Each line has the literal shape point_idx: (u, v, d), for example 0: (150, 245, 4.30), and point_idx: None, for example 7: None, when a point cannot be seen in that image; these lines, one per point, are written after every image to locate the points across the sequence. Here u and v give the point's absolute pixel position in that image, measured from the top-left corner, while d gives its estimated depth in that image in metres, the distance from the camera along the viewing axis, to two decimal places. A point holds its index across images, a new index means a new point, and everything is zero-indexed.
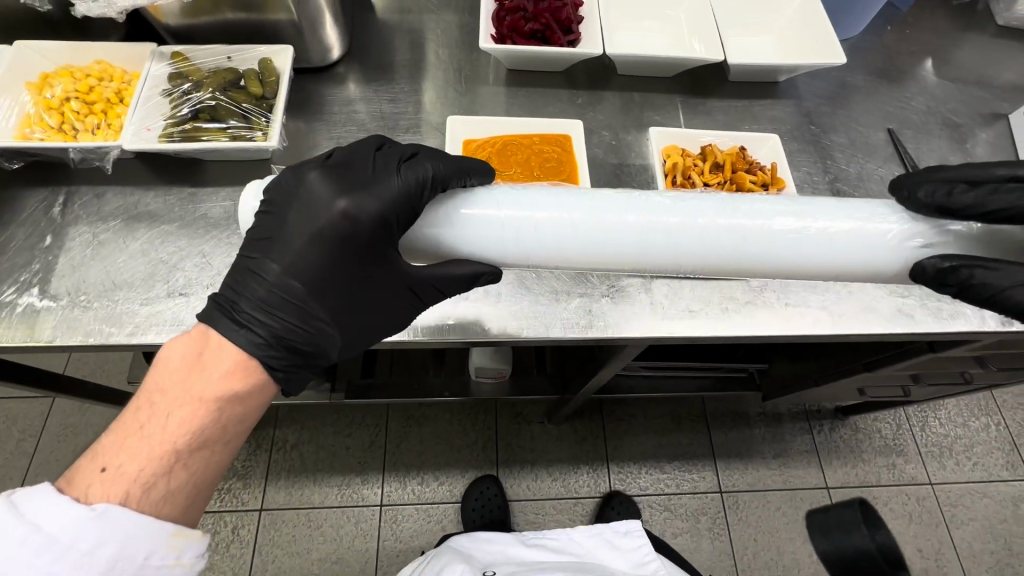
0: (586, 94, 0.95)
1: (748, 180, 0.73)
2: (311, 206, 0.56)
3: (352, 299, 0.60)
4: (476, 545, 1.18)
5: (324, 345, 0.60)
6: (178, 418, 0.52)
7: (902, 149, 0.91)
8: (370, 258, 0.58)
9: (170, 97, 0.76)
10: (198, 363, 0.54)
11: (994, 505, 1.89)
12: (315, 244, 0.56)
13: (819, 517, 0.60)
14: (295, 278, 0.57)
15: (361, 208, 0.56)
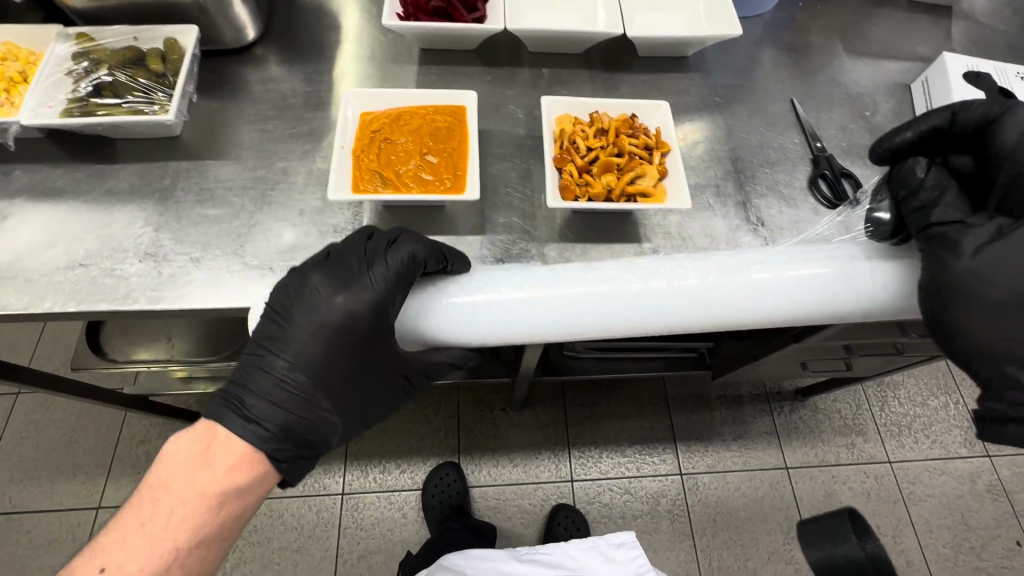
0: (500, 70, 0.97)
1: (629, 143, 0.76)
2: (313, 308, 0.64)
3: (350, 386, 0.67)
4: (472, 562, 1.12)
5: (325, 433, 0.66)
6: (183, 516, 0.59)
7: (802, 118, 0.94)
8: (366, 349, 0.66)
9: (72, 74, 0.78)
10: (204, 458, 0.61)
11: (951, 481, 1.81)
12: (317, 339, 0.64)
13: (809, 527, 0.56)
14: (302, 375, 0.64)
15: (357, 300, 0.64)
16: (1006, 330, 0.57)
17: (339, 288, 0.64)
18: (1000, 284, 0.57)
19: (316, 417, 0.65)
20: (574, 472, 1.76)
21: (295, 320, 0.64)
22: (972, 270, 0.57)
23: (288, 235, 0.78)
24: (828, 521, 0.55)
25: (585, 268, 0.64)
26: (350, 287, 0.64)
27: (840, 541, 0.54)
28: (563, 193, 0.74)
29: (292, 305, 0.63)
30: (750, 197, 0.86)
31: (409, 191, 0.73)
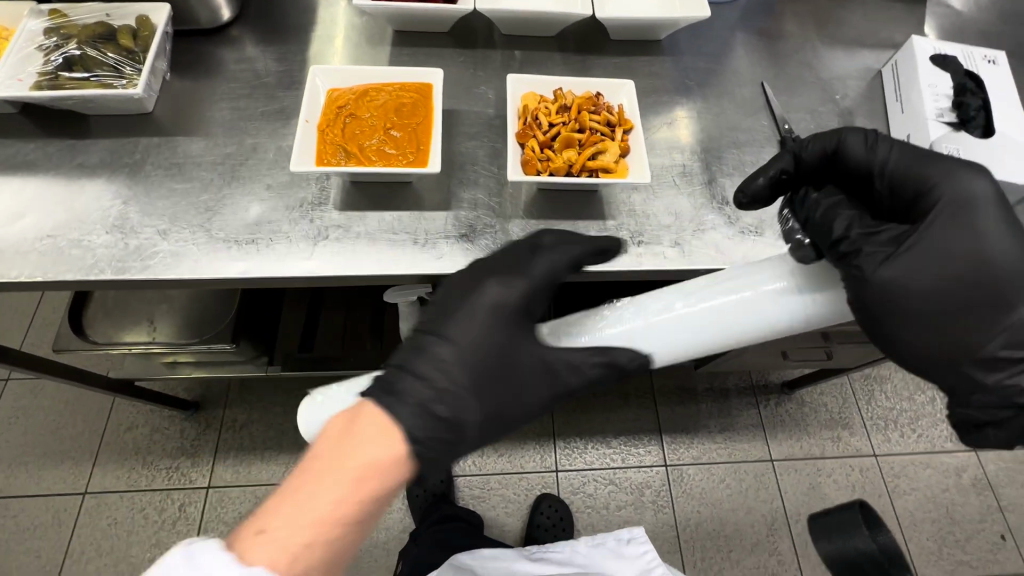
0: (474, 51, 0.98)
1: (590, 119, 0.77)
2: (474, 298, 0.59)
3: (497, 383, 0.58)
4: (484, 561, 1.14)
5: (466, 421, 0.56)
6: (337, 494, 0.49)
7: (771, 101, 0.95)
8: (522, 338, 0.59)
9: (43, 48, 0.79)
10: (349, 432, 0.51)
11: (937, 475, 1.73)
12: (480, 322, 0.58)
13: (820, 520, 0.60)
14: (455, 364, 0.56)
15: (509, 286, 0.59)
16: (944, 333, 0.54)
17: (494, 274, 0.60)
18: (923, 290, 0.54)
19: (457, 400, 0.55)
20: (558, 462, 1.69)
21: (451, 308, 0.59)
22: (892, 281, 0.53)
23: (255, 209, 0.79)
24: (839, 514, 0.59)
25: (683, 284, 0.58)
26: (504, 273, 0.60)
27: (852, 532, 0.58)
28: (524, 167, 0.75)
29: (453, 290, 0.60)
30: (716, 176, 0.87)
31: (373, 164, 0.75)
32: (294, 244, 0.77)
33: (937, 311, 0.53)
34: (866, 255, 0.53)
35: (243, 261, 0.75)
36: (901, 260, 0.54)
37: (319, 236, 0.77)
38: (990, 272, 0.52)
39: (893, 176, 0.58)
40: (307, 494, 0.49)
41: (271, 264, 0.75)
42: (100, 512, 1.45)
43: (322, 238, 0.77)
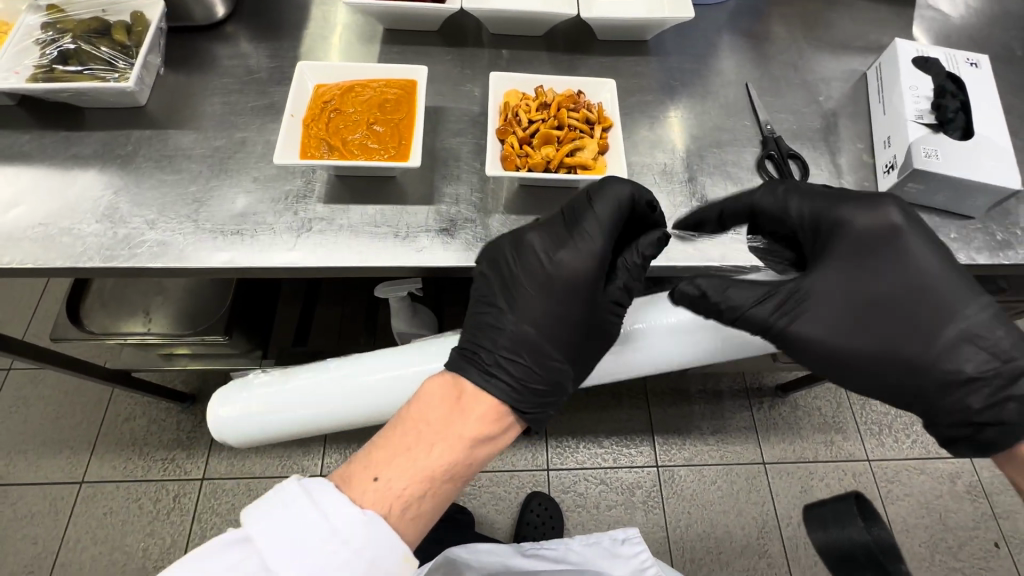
0: (463, 50, 0.99)
1: (569, 116, 0.79)
2: (548, 269, 0.65)
3: (583, 346, 0.65)
4: (477, 557, 1.12)
5: (561, 381, 0.64)
6: (441, 450, 0.56)
7: (754, 101, 0.96)
8: (597, 299, 0.65)
9: (39, 42, 0.81)
10: (457, 402, 0.59)
11: (931, 482, 1.72)
12: (556, 292, 0.65)
13: (816, 511, 0.62)
14: (543, 336, 0.64)
15: (570, 253, 0.65)
16: (890, 371, 0.63)
17: (555, 244, 0.66)
18: (858, 337, 0.63)
19: (547, 366, 0.64)
20: (550, 461, 1.69)
21: (523, 285, 0.66)
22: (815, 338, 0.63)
23: (241, 201, 0.81)
24: (833, 504, 0.61)
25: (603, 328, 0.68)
26: (570, 238, 0.66)
27: (844, 522, 0.60)
28: (504, 163, 0.76)
29: (518, 265, 0.67)
30: (696, 175, 0.88)
31: (355, 158, 0.76)
32: (278, 235, 0.78)
33: (882, 354, 0.63)
34: (794, 318, 0.63)
35: (229, 251, 0.77)
36: (832, 317, 0.63)
37: (303, 228, 0.79)
38: (908, 316, 0.62)
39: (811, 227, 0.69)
40: (421, 451, 0.56)
41: (255, 255, 0.77)
42: (97, 501, 1.47)
43: (305, 230, 0.79)
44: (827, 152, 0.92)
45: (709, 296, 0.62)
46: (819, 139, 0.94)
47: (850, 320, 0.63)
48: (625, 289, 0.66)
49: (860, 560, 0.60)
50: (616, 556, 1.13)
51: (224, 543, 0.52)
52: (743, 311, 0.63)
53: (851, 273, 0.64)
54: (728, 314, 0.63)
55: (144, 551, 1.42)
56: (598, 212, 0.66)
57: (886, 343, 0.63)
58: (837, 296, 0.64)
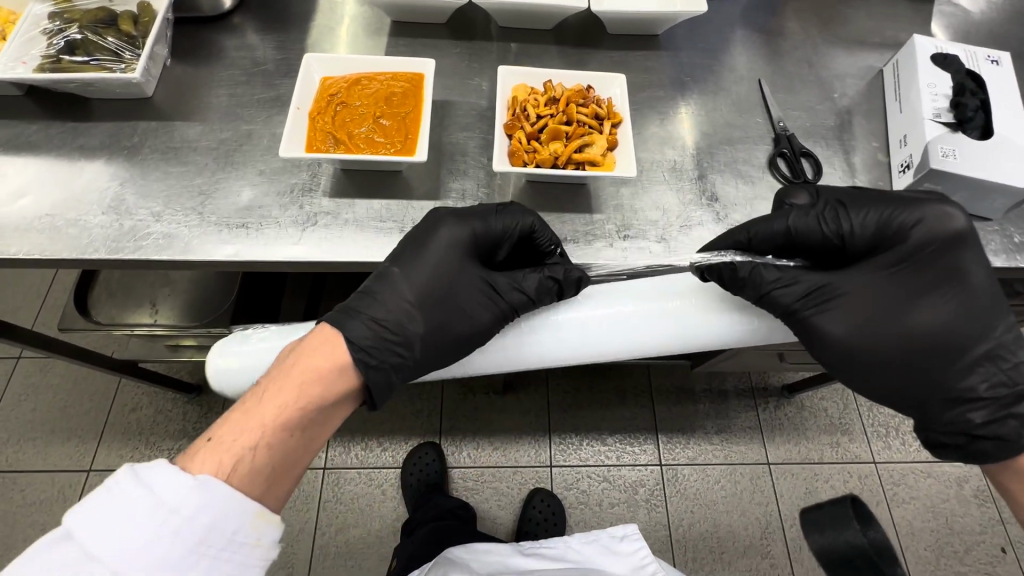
0: (471, 43, 0.98)
1: (577, 112, 0.77)
2: (431, 237, 0.70)
3: (443, 311, 0.68)
4: (477, 556, 1.16)
5: (414, 346, 0.67)
6: (276, 400, 0.59)
7: (767, 98, 0.94)
8: (466, 271, 0.70)
9: (46, 31, 0.81)
10: (302, 355, 0.61)
11: (938, 485, 1.70)
12: (432, 254, 0.70)
13: (811, 514, 0.57)
14: (406, 290, 0.68)
15: (462, 232, 0.71)
16: (902, 377, 0.65)
17: (450, 220, 0.72)
18: (882, 342, 0.65)
19: (406, 326, 0.66)
20: (553, 458, 1.69)
21: (410, 248, 0.70)
22: (840, 336, 0.66)
23: (247, 194, 0.80)
24: (830, 507, 0.56)
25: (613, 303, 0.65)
26: (456, 216, 0.72)
27: (842, 525, 0.55)
28: (512, 158, 0.75)
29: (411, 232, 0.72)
30: (706, 173, 0.87)
31: (361, 151, 0.75)
32: (283, 229, 0.78)
33: (899, 361, 0.65)
34: (817, 310, 0.66)
35: (234, 244, 0.77)
36: (856, 317, 0.66)
37: (308, 222, 0.79)
38: (933, 330, 0.64)
39: (864, 237, 0.68)
40: (257, 399, 0.59)
41: (260, 248, 0.77)
42: None
43: (310, 225, 0.78)
44: (840, 150, 0.90)
45: (739, 272, 0.65)
46: (832, 137, 0.92)
47: (873, 324, 0.65)
48: (515, 288, 0.68)
49: (859, 568, 0.55)
50: (613, 552, 1.14)
51: (41, 549, 0.50)
52: (770, 295, 0.65)
53: (883, 280, 0.67)
54: (756, 293, 0.65)
55: None
56: (494, 207, 0.73)
57: (905, 353, 0.65)
58: (866, 298, 0.66)
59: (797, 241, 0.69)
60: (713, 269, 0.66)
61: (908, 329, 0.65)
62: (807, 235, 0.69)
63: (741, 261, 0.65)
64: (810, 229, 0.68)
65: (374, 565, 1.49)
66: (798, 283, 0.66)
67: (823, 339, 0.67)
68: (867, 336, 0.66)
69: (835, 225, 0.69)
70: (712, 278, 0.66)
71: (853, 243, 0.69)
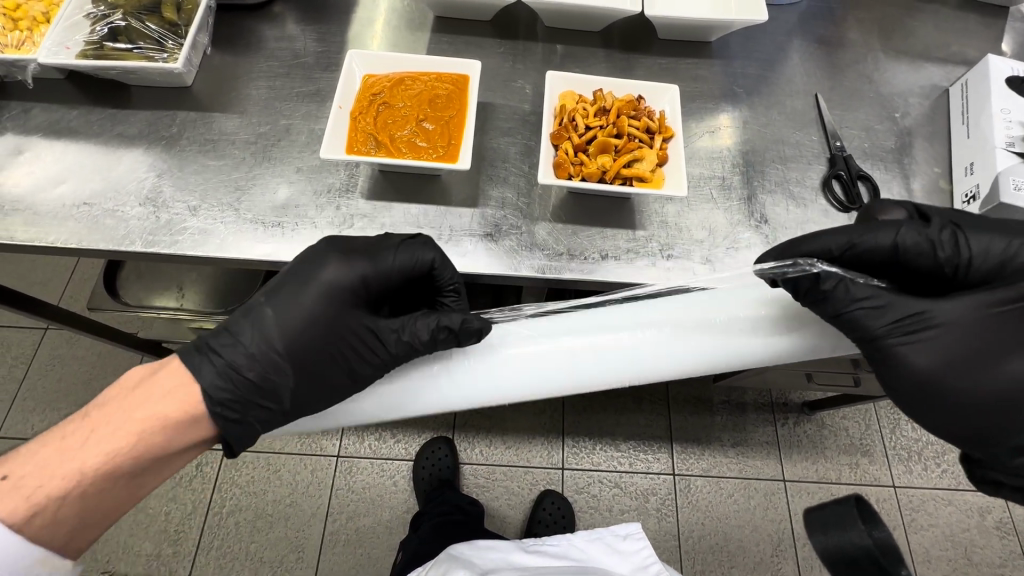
0: (516, 43, 0.95)
1: (628, 124, 0.74)
2: (307, 273, 0.62)
3: (316, 362, 0.60)
4: (479, 553, 1.13)
5: (279, 390, 0.59)
6: (99, 445, 0.56)
7: (824, 114, 0.89)
8: (350, 320, 0.61)
9: (90, 16, 0.80)
10: (144, 390, 0.58)
11: (958, 514, 1.66)
12: (303, 294, 0.61)
13: (814, 515, 0.53)
14: (276, 336, 0.60)
15: (343, 275, 0.62)
16: (985, 422, 0.57)
17: (336, 258, 0.63)
18: (970, 386, 0.57)
19: (271, 373, 0.59)
20: (565, 460, 1.68)
21: (285, 284, 0.62)
22: (920, 369, 0.58)
23: (283, 191, 0.79)
24: (832, 508, 0.52)
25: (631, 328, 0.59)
26: (338, 250, 0.64)
27: (846, 527, 0.50)
28: (556, 170, 0.72)
29: (298, 268, 0.62)
30: (756, 192, 0.83)
31: (403, 156, 0.73)
32: (318, 230, 0.76)
33: (986, 406, 0.57)
34: (904, 339, 0.58)
35: (270, 244, 0.75)
36: (946, 352, 0.57)
37: (343, 223, 0.77)
38: None
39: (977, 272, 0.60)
40: (79, 442, 0.56)
41: (294, 250, 0.75)
42: None
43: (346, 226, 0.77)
44: (899, 174, 0.86)
45: (823, 285, 0.57)
46: (891, 160, 0.87)
47: (966, 363, 0.57)
48: (398, 335, 0.59)
49: (862, 567, 0.50)
50: (615, 551, 1.13)
51: None
52: (852, 315, 0.57)
53: (990, 321, 0.57)
54: (827, 311, 0.58)
55: (167, 515, 1.49)
56: (388, 249, 0.64)
57: (1000, 397, 0.56)
58: (970, 332, 0.56)
59: (901, 260, 0.60)
60: (792, 277, 0.58)
61: (1005, 374, 0.56)
62: (914, 255, 0.59)
63: (827, 273, 0.56)
64: (916, 249, 0.59)
65: (383, 556, 1.50)
66: (886, 308, 0.57)
67: (899, 373, 0.59)
68: (949, 374, 0.57)
69: (951, 250, 0.60)
70: (785, 287, 0.58)
71: (968, 274, 0.60)
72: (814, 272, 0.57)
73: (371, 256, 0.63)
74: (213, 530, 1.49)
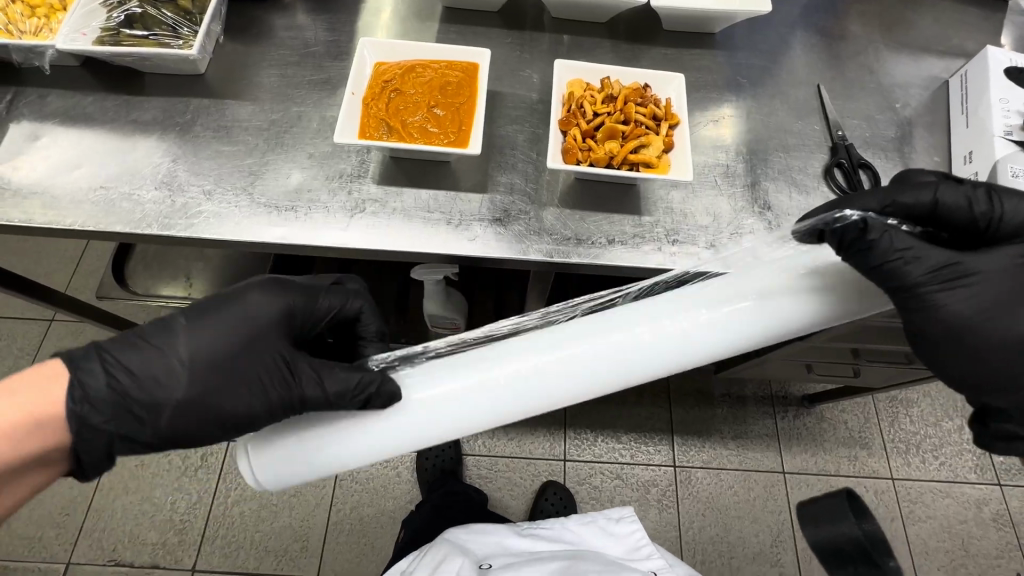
0: (523, 34, 0.97)
1: (636, 111, 0.75)
2: (246, 300, 0.59)
3: (208, 391, 0.56)
4: (474, 539, 1.14)
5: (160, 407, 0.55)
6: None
7: (826, 105, 0.91)
8: (258, 354, 0.57)
9: (106, 4, 0.81)
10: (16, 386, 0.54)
11: (956, 506, 1.68)
12: (220, 318, 0.58)
13: (808, 508, 0.54)
14: (172, 356, 0.55)
15: (268, 305, 0.59)
16: (1013, 368, 0.57)
17: (270, 287, 0.61)
18: (998, 333, 0.56)
19: (155, 390, 0.54)
20: (567, 452, 1.69)
21: (215, 307, 0.58)
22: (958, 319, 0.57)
23: (296, 176, 0.80)
24: (825, 501, 0.53)
25: (668, 304, 0.56)
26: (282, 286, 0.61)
27: (840, 520, 0.52)
28: (565, 156, 0.73)
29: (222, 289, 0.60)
30: (759, 180, 0.84)
31: (414, 141, 0.74)
32: (334, 213, 0.78)
33: (1011, 352, 0.56)
34: (944, 287, 0.56)
35: (284, 227, 0.77)
36: (982, 300, 0.56)
37: (356, 209, 0.78)
38: None
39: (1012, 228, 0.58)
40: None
41: (306, 233, 0.77)
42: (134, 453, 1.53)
43: (361, 208, 0.79)
44: (899, 163, 0.87)
45: (869, 235, 0.55)
46: (892, 149, 0.89)
47: (997, 309, 0.56)
48: (312, 381, 0.56)
49: (851, 558, 0.52)
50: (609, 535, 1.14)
51: None
52: (901, 263, 0.55)
53: (1018, 271, 0.57)
54: (869, 263, 0.55)
55: (172, 504, 1.51)
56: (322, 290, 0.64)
57: (1023, 342, 0.56)
58: (1002, 282, 0.56)
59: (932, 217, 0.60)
60: (835, 228, 0.57)
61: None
62: (952, 211, 0.58)
63: (875, 221, 0.54)
64: (957, 206, 0.58)
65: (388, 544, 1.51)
66: (928, 257, 0.55)
67: (934, 322, 0.57)
68: (981, 321, 0.56)
69: (986, 206, 0.59)
70: (831, 237, 0.57)
71: (1000, 229, 0.59)
72: (864, 222, 0.55)
73: (304, 292, 0.63)
74: (219, 518, 1.51)
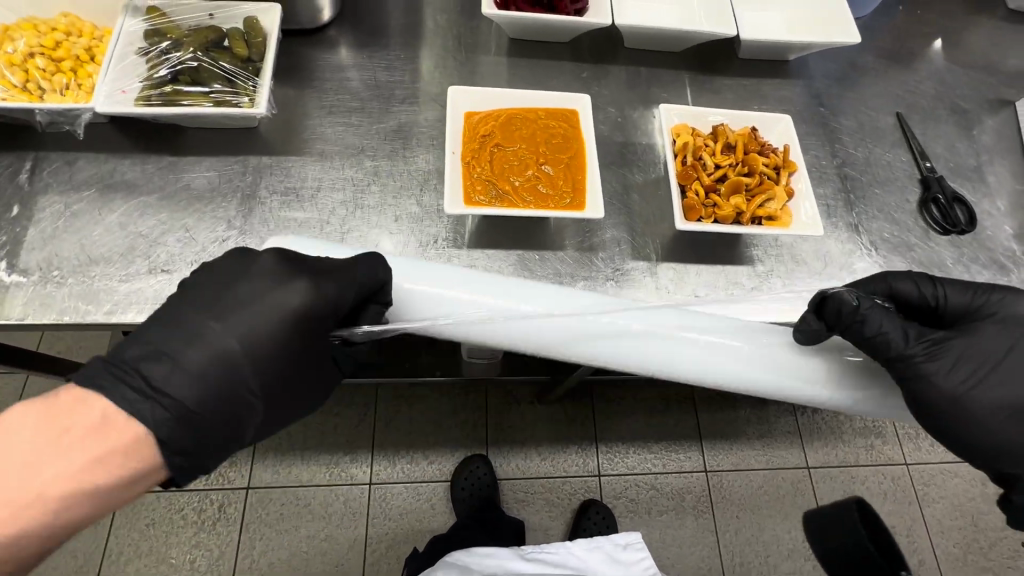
0: (597, 67, 0.91)
1: (760, 163, 0.73)
2: (269, 295, 0.52)
3: (275, 391, 0.54)
4: (476, 560, 1.05)
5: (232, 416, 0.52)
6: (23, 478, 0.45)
7: (911, 135, 0.90)
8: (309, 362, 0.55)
9: (147, 55, 0.70)
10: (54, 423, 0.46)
11: (964, 484, 1.58)
12: (268, 323, 0.52)
13: (816, 516, 0.56)
14: (228, 362, 0.51)
15: (309, 304, 0.53)
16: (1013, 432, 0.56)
17: (306, 289, 0.53)
18: (994, 400, 0.56)
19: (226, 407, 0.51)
20: (601, 466, 1.47)
21: (246, 305, 0.52)
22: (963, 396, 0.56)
23: (386, 243, 0.72)
24: (830, 509, 0.54)
25: (663, 333, 0.57)
26: (307, 276, 0.54)
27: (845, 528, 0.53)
28: (687, 213, 0.69)
29: (255, 289, 0.53)
30: (861, 220, 0.82)
31: (527, 205, 0.68)
32: None
33: (1005, 418, 0.56)
34: (929, 357, 0.56)
35: None
36: (964, 369, 0.57)
37: None
38: None
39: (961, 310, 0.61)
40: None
41: None
42: (139, 512, 1.25)
43: None
44: (985, 194, 0.88)
45: (860, 309, 0.56)
46: (976, 179, 0.89)
47: (980, 378, 0.57)
48: None
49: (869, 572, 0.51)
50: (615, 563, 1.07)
51: None
52: (889, 337, 0.56)
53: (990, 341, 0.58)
54: (864, 335, 0.56)
55: None
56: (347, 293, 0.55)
57: (1014, 408, 0.56)
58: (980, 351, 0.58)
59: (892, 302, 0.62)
60: (833, 302, 0.57)
61: (1013, 386, 0.57)
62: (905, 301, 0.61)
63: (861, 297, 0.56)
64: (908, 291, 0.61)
65: None
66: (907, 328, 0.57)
67: (930, 393, 0.56)
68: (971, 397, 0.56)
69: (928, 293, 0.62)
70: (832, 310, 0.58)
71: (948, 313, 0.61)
72: (852, 297, 0.56)
73: (335, 295, 0.55)
74: None
